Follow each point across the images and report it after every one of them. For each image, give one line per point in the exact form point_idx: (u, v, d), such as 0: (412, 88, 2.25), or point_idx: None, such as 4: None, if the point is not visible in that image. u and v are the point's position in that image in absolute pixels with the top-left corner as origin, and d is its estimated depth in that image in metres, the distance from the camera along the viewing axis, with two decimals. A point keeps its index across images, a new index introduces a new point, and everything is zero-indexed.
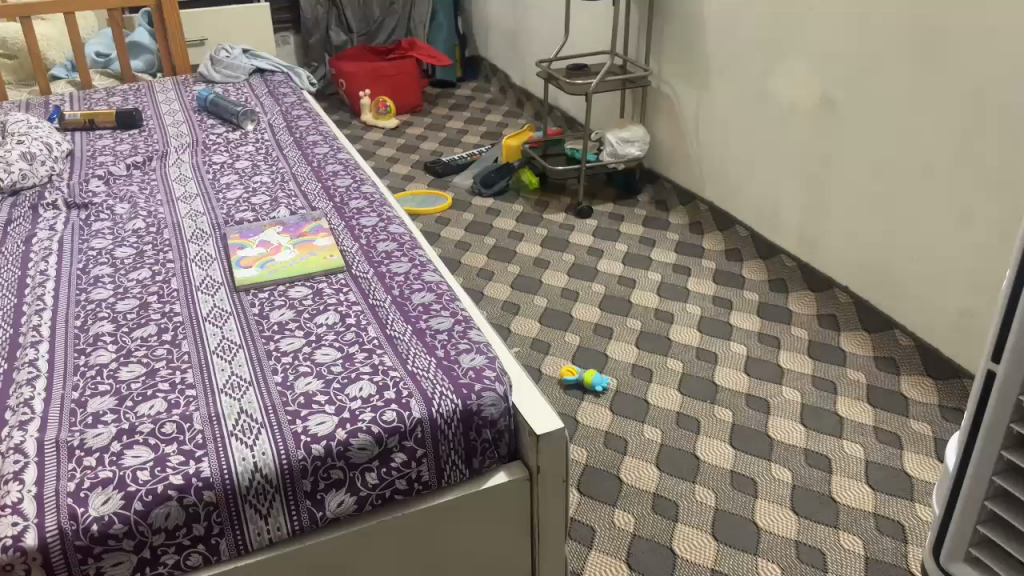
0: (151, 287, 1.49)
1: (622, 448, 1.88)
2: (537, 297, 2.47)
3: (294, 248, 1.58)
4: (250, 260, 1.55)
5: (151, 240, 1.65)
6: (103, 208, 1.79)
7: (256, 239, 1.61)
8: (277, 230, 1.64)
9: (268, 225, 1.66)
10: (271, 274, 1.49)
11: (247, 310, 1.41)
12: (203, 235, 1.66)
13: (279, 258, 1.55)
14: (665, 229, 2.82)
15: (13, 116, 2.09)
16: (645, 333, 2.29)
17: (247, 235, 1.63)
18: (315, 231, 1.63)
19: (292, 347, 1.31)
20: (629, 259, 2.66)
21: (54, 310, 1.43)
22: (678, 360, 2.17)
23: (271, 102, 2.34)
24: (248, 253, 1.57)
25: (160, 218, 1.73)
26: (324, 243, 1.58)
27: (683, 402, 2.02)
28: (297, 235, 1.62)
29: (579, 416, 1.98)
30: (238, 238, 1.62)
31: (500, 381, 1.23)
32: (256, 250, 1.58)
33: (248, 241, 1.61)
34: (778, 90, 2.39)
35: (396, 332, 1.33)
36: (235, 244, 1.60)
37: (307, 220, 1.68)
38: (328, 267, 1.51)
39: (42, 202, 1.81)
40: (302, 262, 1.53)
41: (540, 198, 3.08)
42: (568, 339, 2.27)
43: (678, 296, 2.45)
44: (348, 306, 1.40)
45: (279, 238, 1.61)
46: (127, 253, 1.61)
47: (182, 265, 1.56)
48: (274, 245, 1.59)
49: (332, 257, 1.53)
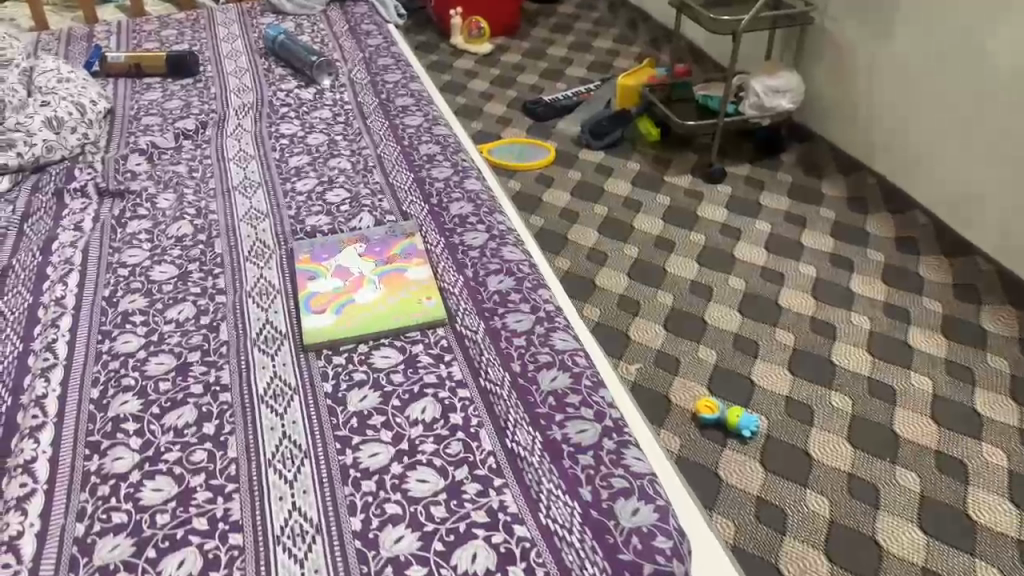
0: (192, 336, 1.13)
1: (781, 525, 1.51)
2: (661, 293, 2.05)
3: (379, 283, 1.19)
4: (322, 299, 1.17)
5: (197, 255, 1.28)
6: (142, 200, 1.42)
7: (330, 264, 1.23)
8: (358, 250, 1.26)
9: (346, 241, 1.27)
10: (349, 330, 1.11)
11: (315, 388, 1.04)
12: (263, 251, 1.28)
13: (359, 299, 1.16)
14: (818, 204, 2.33)
15: (42, 60, 1.72)
16: (800, 353, 1.86)
17: (318, 257, 1.25)
18: (407, 255, 1.24)
19: (376, 464, 0.93)
20: (775, 243, 2.20)
21: (67, 369, 1.09)
22: (844, 397, 1.75)
23: (352, 45, 1.92)
24: (320, 287, 1.19)
25: (213, 221, 1.36)
26: (419, 278, 1.19)
27: (855, 460, 1.62)
28: (384, 260, 1.23)
29: (722, 472, 1.60)
30: (306, 261, 1.24)
31: (678, 556, 0.83)
32: (331, 284, 1.19)
33: (321, 267, 1.23)
34: (995, 52, 1.84)
35: (522, 449, 0.94)
36: (304, 269, 1.23)
37: (396, 235, 1.28)
38: (424, 321, 1.12)
39: (68, 187, 1.45)
40: (390, 310, 1.14)
41: (662, 154, 2.61)
42: (704, 356, 1.85)
43: (839, 301, 2.00)
44: (453, 392, 1.02)
45: (360, 265, 1.23)
46: (166, 275, 1.24)
47: (235, 300, 1.19)
48: (352, 277, 1.20)
49: (430, 304, 1.15)
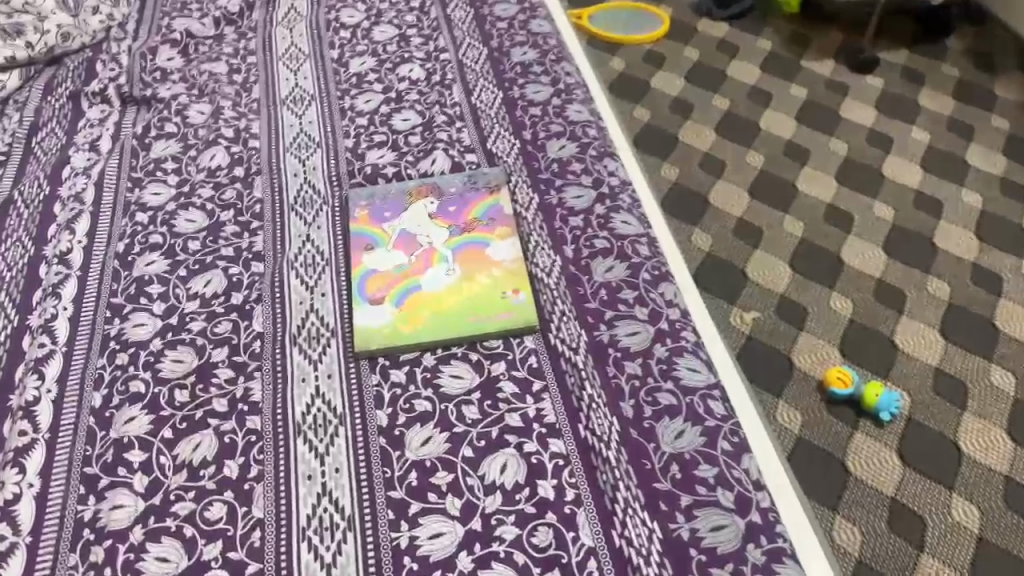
0: (219, 322, 0.90)
1: (918, 538, 1.27)
2: (790, 220, 1.74)
3: (454, 262, 0.93)
4: (381, 282, 0.92)
5: (232, 202, 1.03)
6: (171, 113, 1.16)
7: (394, 227, 0.97)
8: (429, 209, 0.99)
9: (414, 195, 1.01)
10: (414, 333, 0.86)
11: (366, 417, 0.81)
12: (311, 200, 1.03)
13: (428, 284, 0.91)
14: (990, 111, 1.92)
15: None
16: (954, 311, 1.55)
17: (378, 216, 0.99)
18: (489, 222, 0.97)
19: (439, 552, 0.71)
20: (932, 161, 1.82)
21: (67, 359, 0.88)
22: (1006, 374, 1.46)
23: None
24: (380, 262, 0.94)
25: (254, 149, 1.10)
26: (505, 260, 0.93)
27: (1015, 460, 1.35)
28: (460, 228, 0.96)
29: (850, 463, 1.36)
30: (365, 221, 0.98)
31: None
32: (393, 258, 0.94)
33: (382, 231, 0.97)
34: None
35: (634, 551, 0.70)
36: (362, 233, 0.97)
37: (477, 190, 1.01)
38: (509, 327, 0.86)
39: (85, 89, 1.19)
40: (466, 306, 0.88)
41: (800, 30, 2.18)
42: (839, 308, 1.57)
43: (1010, 246, 1.65)
44: (544, 446, 0.77)
45: (431, 232, 0.96)
46: (193, 230, 1.01)
47: (273, 272, 0.95)
48: (419, 250, 0.95)
49: (518, 301, 0.88)
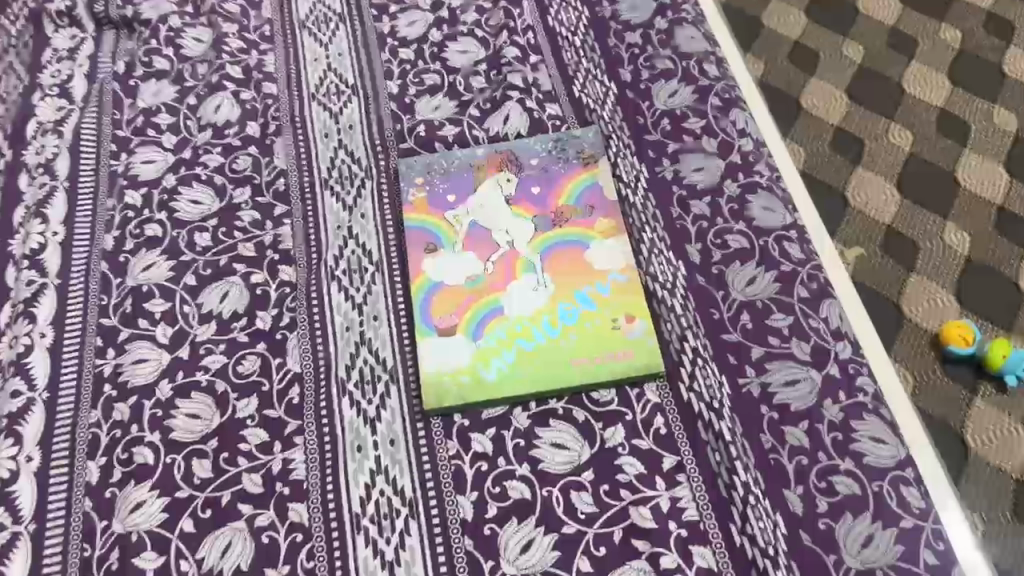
0: (243, 357, 0.69)
1: None
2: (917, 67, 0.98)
3: (546, 271, 0.70)
4: (451, 302, 0.70)
5: (247, 175, 0.80)
6: (160, 43, 0.90)
7: (463, 218, 0.74)
8: (506, 190, 0.75)
9: (486, 170, 0.77)
10: (499, 383, 0.66)
11: (445, 505, 0.62)
12: (350, 174, 0.79)
13: (513, 306, 0.69)
14: None
15: None
16: None
17: (442, 202, 0.75)
18: (587, 211, 0.73)
19: None
20: None
21: (50, 412, 0.68)
22: None
23: None
24: (448, 270, 0.71)
25: (271, 97, 0.85)
26: (612, 268, 0.70)
27: None
28: (550, 219, 0.73)
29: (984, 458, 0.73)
30: (424, 209, 0.75)
31: None
32: (464, 264, 0.71)
33: (447, 223, 0.74)
34: None
35: None
36: (421, 226, 0.74)
37: (568, 163, 0.76)
38: (625, 375, 0.65)
39: (47, 7, 0.92)
40: (565, 340, 0.67)
41: None
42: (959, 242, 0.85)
43: None
44: (685, 559, 0.58)
45: (511, 224, 0.73)
46: (200, 217, 0.78)
47: (307, 283, 0.73)
48: (497, 252, 0.72)
49: (634, 334, 0.67)
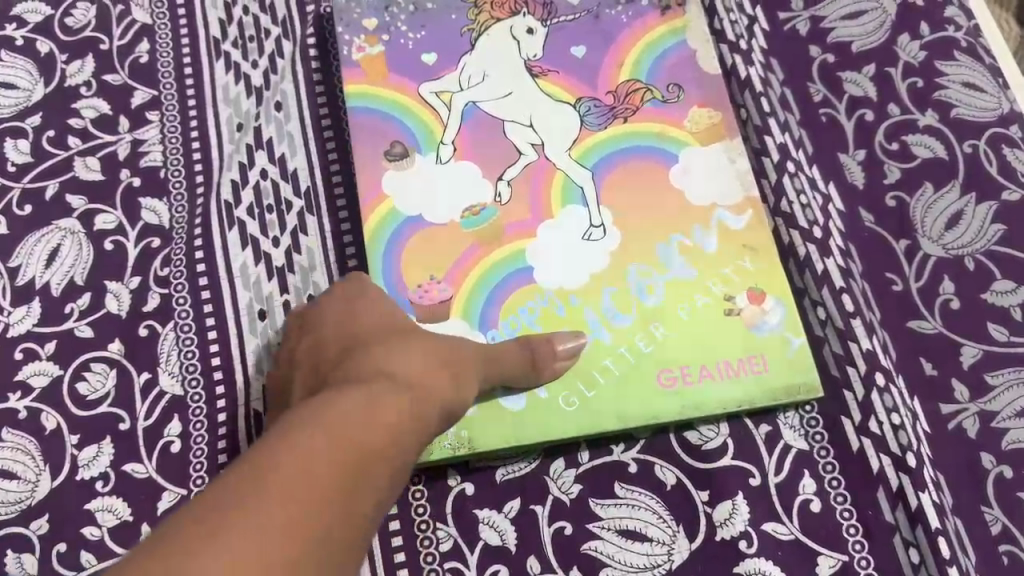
0: (85, 369, 0.41)
1: None
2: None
3: (602, 204, 0.40)
4: (435, 259, 0.39)
5: (89, 37, 0.48)
6: None
7: (452, 97, 0.42)
8: (527, 48, 0.43)
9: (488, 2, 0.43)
10: (529, 417, 0.37)
11: None
12: (257, 32, 0.47)
13: (546, 270, 0.39)
14: None
15: None
16: None
17: (412, 67, 0.43)
18: (668, 94, 0.42)
19: None
20: None
21: None
22: None
23: None
24: (430, 199, 0.40)
25: None
26: (719, 201, 0.40)
27: None
28: (605, 107, 0.42)
29: None
30: (381, 79, 0.42)
31: None
32: (458, 187, 0.40)
33: (425, 106, 0.42)
34: None
35: None
36: (377, 111, 0.42)
37: (633, 4, 0.44)
38: (753, 402, 0.37)
39: None
40: (644, 336, 0.38)
41: None
42: None
43: None
44: None
45: (539, 110, 0.41)
46: (13, 112, 0.46)
47: (190, 231, 0.43)
48: (515, 164, 0.41)
49: (763, 327, 0.38)
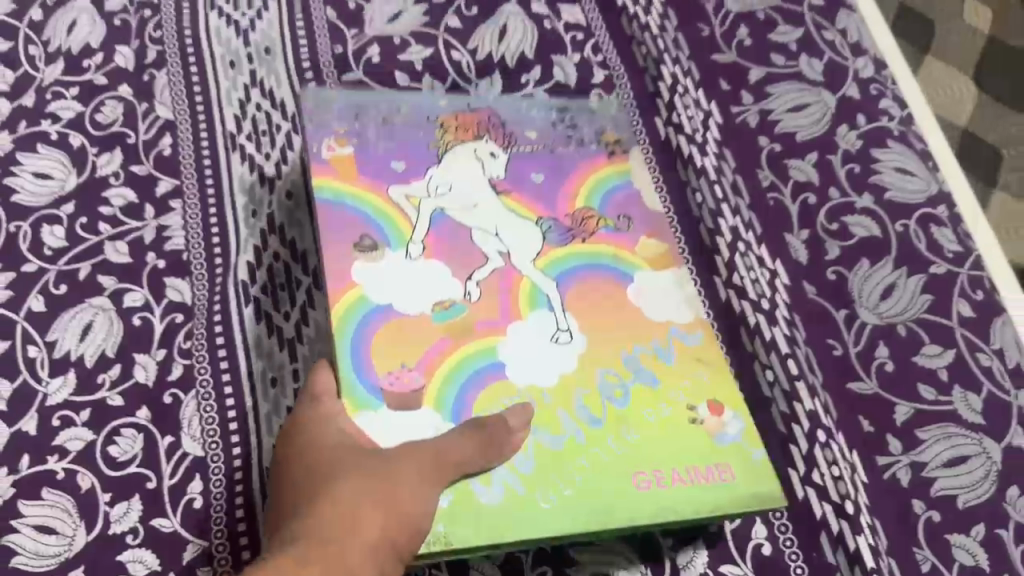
0: (117, 433, 0.45)
1: None
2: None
3: (569, 311, 0.43)
4: (403, 348, 0.40)
5: (118, 131, 0.54)
6: None
7: (420, 202, 0.44)
8: (489, 173, 0.46)
9: (453, 130, 0.47)
10: (507, 511, 0.37)
11: None
12: (269, 127, 0.53)
13: (518, 374, 0.41)
14: None
15: None
16: None
17: (382, 174, 0.45)
18: (619, 222, 0.46)
19: None
20: None
21: None
22: None
23: None
24: (396, 290, 0.42)
25: (150, 7, 0.57)
26: (672, 318, 0.44)
27: None
28: (564, 227, 0.45)
29: None
30: (351, 177, 0.44)
31: None
32: (426, 283, 0.42)
33: (394, 206, 0.44)
34: None
35: None
36: (346, 205, 0.44)
37: (586, 145, 0.48)
38: (721, 507, 0.39)
39: None
40: (616, 438, 0.40)
41: None
42: None
43: None
44: None
45: (505, 224, 0.44)
46: (49, 200, 0.52)
47: (210, 307, 0.48)
48: (483, 268, 0.43)
49: (726, 435, 0.41)
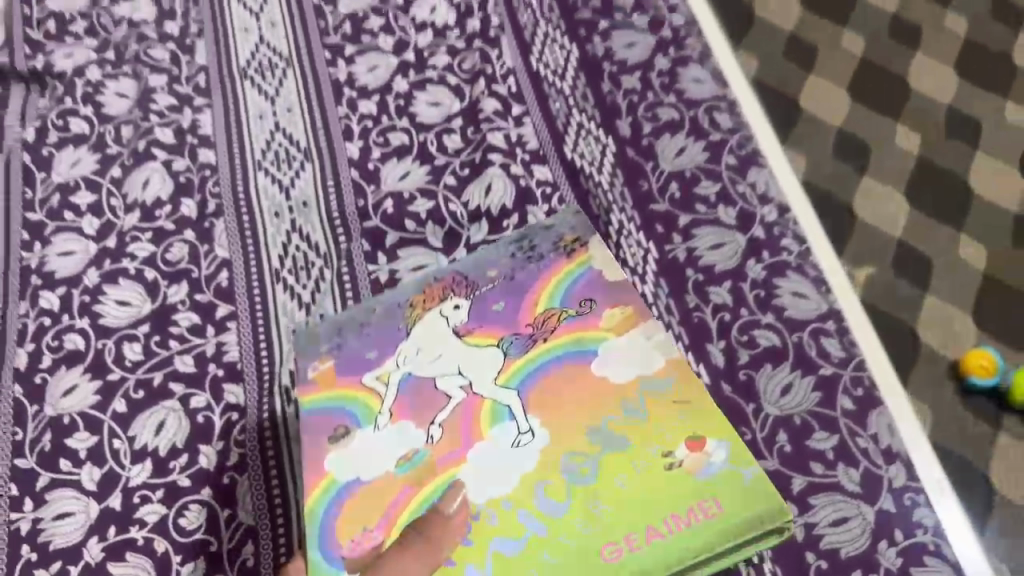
0: (185, 508, 0.58)
1: None
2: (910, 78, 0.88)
3: (530, 415, 0.47)
4: (368, 511, 0.46)
5: (184, 267, 0.68)
6: (76, 101, 0.77)
7: (390, 376, 0.52)
8: (455, 318, 0.53)
9: (423, 303, 0.55)
10: None
11: None
12: (306, 263, 0.67)
13: (475, 484, 0.46)
14: None
15: None
16: None
17: (360, 368, 0.53)
18: (575, 315, 0.52)
19: None
20: None
21: None
22: None
23: None
24: (366, 463, 0.48)
25: (209, 167, 0.72)
26: (641, 373, 0.48)
27: None
28: (526, 337, 0.51)
29: None
30: (331, 384, 0.53)
31: None
32: (393, 445, 0.49)
33: (367, 392, 0.51)
34: None
35: None
36: (327, 407, 0.52)
37: (543, 259, 0.56)
38: (707, 547, 0.42)
39: None
40: (584, 517, 0.44)
41: None
42: None
43: None
44: None
45: (465, 360, 0.51)
46: (129, 323, 0.66)
47: (258, 408, 0.61)
48: (446, 408, 0.49)
49: (706, 469, 0.44)
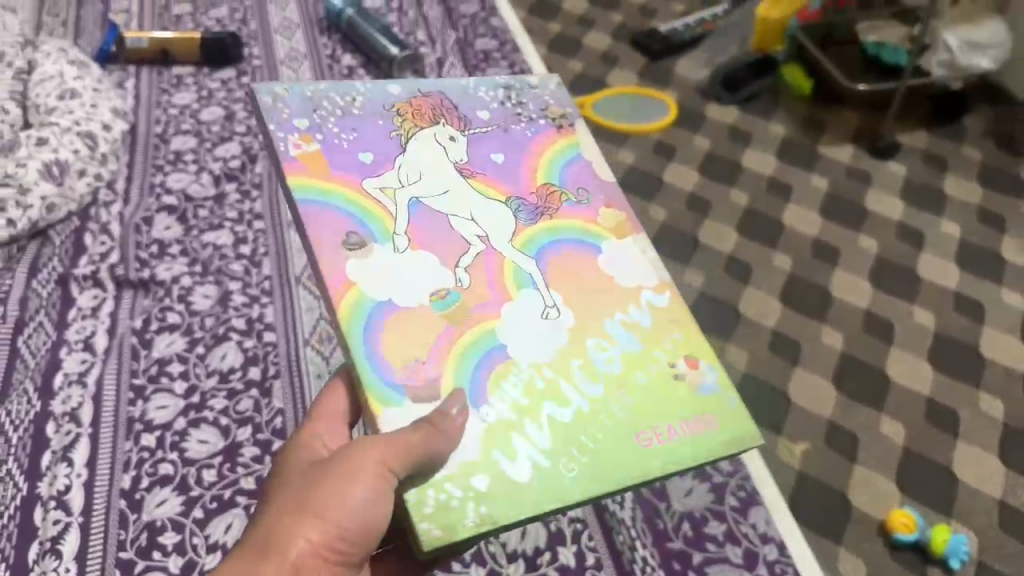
0: None
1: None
2: (801, 368, 1.40)
3: (558, 291, 0.70)
4: (415, 335, 0.65)
5: (250, 415, 0.93)
6: (172, 300, 1.05)
7: (394, 195, 0.71)
8: (454, 160, 0.76)
9: (411, 120, 0.77)
10: (537, 480, 0.60)
11: None
12: None
13: (509, 335, 0.67)
14: (939, 213, 1.65)
15: (45, 46, 1.30)
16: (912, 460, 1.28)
17: (357, 173, 0.72)
18: (575, 197, 0.77)
19: None
20: (902, 286, 1.52)
21: None
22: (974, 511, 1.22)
23: (443, 24, 1.48)
24: (393, 272, 0.67)
25: (270, 344, 0.99)
26: (645, 288, 0.73)
27: None
28: (531, 206, 0.75)
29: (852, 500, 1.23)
30: (324, 177, 0.71)
31: None
32: (417, 265, 0.68)
33: (363, 200, 0.70)
34: None
35: None
36: (318, 201, 0.69)
37: (537, 130, 0.81)
38: (706, 452, 0.65)
39: (74, 272, 1.07)
40: (620, 403, 0.66)
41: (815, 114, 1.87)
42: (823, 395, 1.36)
43: (970, 369, 1.40)
44: None
45: (477, 211, 0.73)
46: (207, 454, 0.89)
47: None
48: (468, 253, 0.70)
49: (703, 387, 0.69)
